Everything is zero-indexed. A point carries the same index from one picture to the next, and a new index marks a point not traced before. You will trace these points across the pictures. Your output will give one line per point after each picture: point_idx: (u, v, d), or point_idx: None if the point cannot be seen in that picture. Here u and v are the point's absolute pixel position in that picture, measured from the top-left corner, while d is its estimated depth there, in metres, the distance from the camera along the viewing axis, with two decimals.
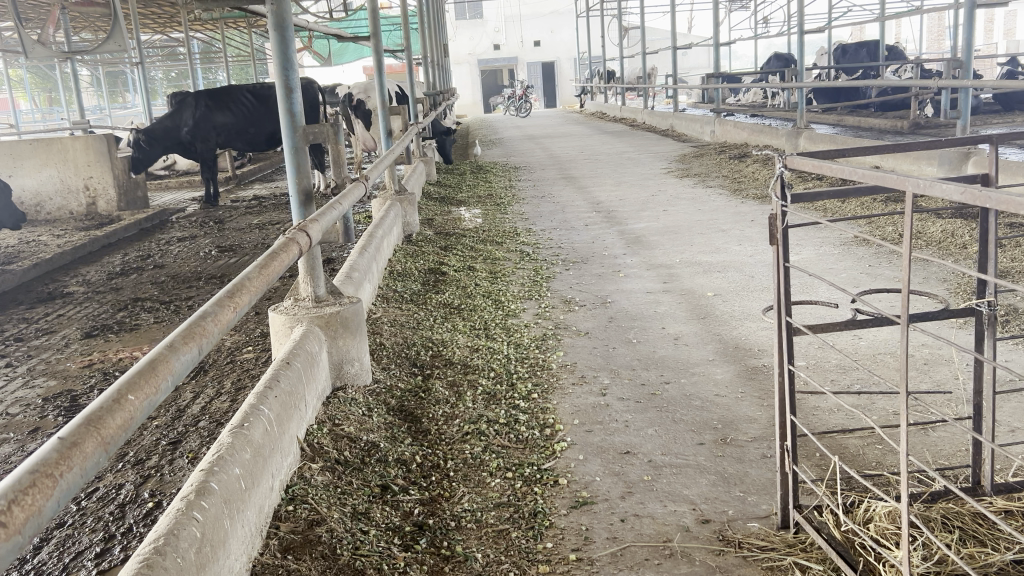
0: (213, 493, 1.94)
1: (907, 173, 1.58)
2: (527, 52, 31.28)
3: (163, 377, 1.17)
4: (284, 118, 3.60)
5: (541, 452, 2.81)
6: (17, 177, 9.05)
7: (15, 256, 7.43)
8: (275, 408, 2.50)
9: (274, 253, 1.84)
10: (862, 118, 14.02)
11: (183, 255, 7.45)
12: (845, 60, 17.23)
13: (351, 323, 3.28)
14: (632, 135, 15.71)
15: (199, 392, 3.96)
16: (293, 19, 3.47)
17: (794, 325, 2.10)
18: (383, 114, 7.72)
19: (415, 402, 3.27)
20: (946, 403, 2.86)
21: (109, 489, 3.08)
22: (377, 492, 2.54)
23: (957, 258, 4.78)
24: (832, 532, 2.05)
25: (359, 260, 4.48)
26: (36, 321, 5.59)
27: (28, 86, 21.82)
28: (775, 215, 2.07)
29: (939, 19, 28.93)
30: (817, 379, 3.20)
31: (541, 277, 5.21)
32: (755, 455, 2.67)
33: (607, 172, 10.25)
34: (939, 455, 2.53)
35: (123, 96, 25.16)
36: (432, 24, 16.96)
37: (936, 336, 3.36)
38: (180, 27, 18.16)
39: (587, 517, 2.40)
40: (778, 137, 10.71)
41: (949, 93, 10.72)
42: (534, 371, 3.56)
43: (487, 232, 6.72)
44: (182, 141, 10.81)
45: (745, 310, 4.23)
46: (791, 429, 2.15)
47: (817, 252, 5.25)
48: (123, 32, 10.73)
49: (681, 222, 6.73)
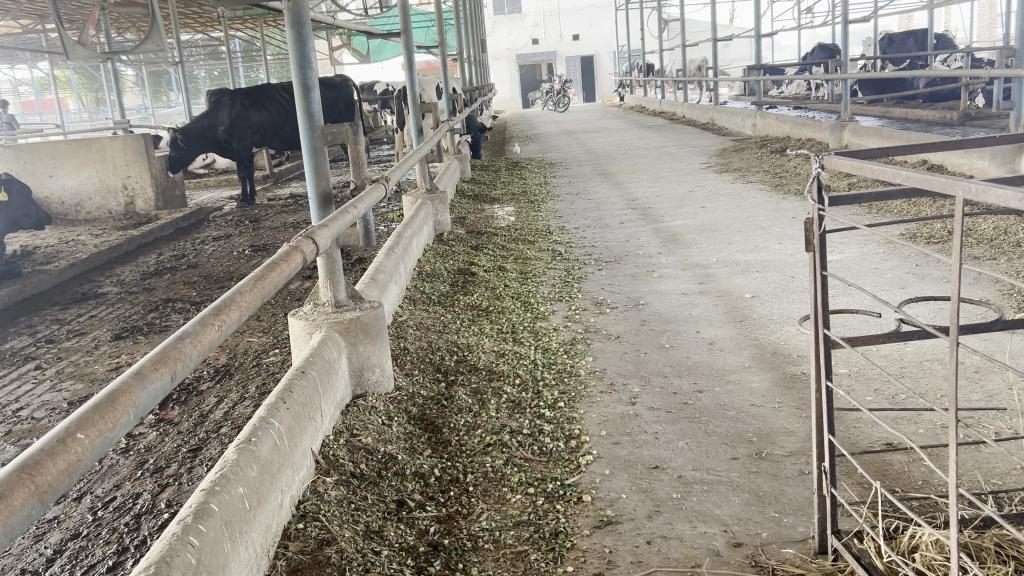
0: (213, 515, 1.85)
1: (957, 176, 1.43)
2: (566, 46, 31.02)
3: (124, 411, 1.07)
4: (302, 118, 3.51)
5: (565, 466, 2.69)
6: (58, 177, 9.15)
7: (54, 256, 7.47)
8: (287, 421, 2.40)
9: (273, 264, 1.76)
10: (909, 110, 13.62)
11: (216, 254, 7.43)
12: (892, 50, 16.82)
13: (373, 328, 3.18)
14: (672, 129, 15.46)
15: (222, 397, 3.90)
16: (311, 15, 3.40)
17: (832, 337, 1.94)
18: (414, 112, 7.58)
19: (436, 411, 3.17)
20: (1000, 416, 2.67)
21: (127, 498, 3.02)
22: (393, 508, 2.44)
23: (1011, 257, 4.56)
24: (873, 562, 1.89)
25: (385, 262, 4.38)
26: (69, 323, 5.59)
27: (74, 86, 22.22)
28: (811, 219, 1.92)
29: (990, 7, 28.16)
30: (860, 390, 3.03)
31: (573, 277, 5.07)
32: (792, 472, 2.52)
33: (644, 167, 10.08)
34: (992, 475, 2.36)
35: (167, 95, 25.49)
36: (470, 19, 16.84)
37: (987, 342, 3.17)
38: (220, 26, 18.26)
39: (611, 539, 2.26)
40: (821, 130, 10.43)
41: (1001, 85, 10.35)
42: (561, 379, 3.43)
43: (519, 231, 6.59)
44: (219, 140, 10.84)
45: (784, 313, 4.05)
46: (829, 449, 1.98)
47: (861, 250, 5.04)
48: (160, 31, 10.66)
49: (720, 219, 6.54)
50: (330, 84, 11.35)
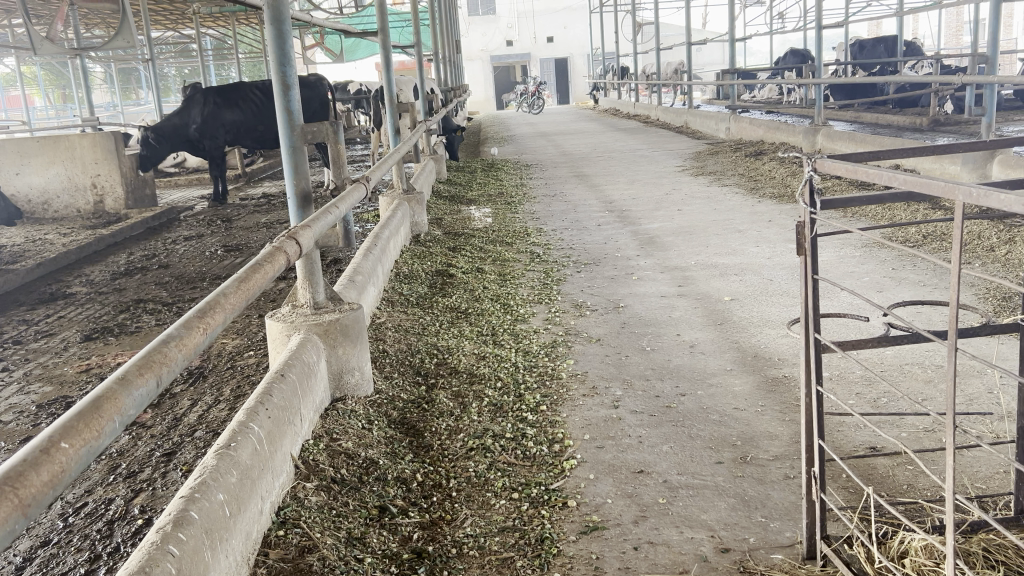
0: (193, 523, 1.80)
1: (956, 180, 1.41)
2: (540, 49, 31.08)
3: (109, 417, 1.02)
4: (282, 116, 3.44)
5: (549, 471, 2.66)
6: (24, 175, 8.99)
7: (20, 255, 7.31)
8: (267, 425, 2.35)
9: (257, 265, 1.71)
10: (880, 115, 13.79)
11: (188, 255, 7.33)
12: (863, 54, 16.99)
13: (352, 331, 3.14)
14: (646, 132, 15.50)
15: (197, 400, 3.83)
16: (291, 13, 3.29)
17: (823, 341, 1.93)
18: (391, 111, 7.50)
19: (417, 414, 3.12)
20: (981, 422, 2.67)
21: (99, 504, 2.95)
22: (374, 514, 2.39)
23: (985, 261, 4.61)
24: (862, 567, 1.88)
25: (363, 262, 4.33)
26: (37, 323, 5.47)
27: (41, 83, 21.83)
28: (803, 222, 1.91)
29: (958, 15, 28.58)
30: (842, 394, 3.04)
31: (552, 279, 5.06)
32: (777, 476, 2.51)
33: (620, 170, 10.10)
34: (976, 478, 2.37)
35: (137, 93, 25.14)
36: (444, 19, 16.78)
37: (969, 349, 3.18)
38: (191, 23, 18.04)
39: (598, 545, 2.24)
40: (795, 135, 10.51)
41: (972, 91, 10.49)
42: (543, 382, 3.40)
43: (497, 232, 6.56)
44: (190, 139, 10.68)
45: (763, 316, 4.06)
46: (819, 453, 1.96)
47: (838, 254, 5.08)
48: (131, 28, 10.44)
49: (697, 222, 6.55)
50: (305, 83, 11.24)
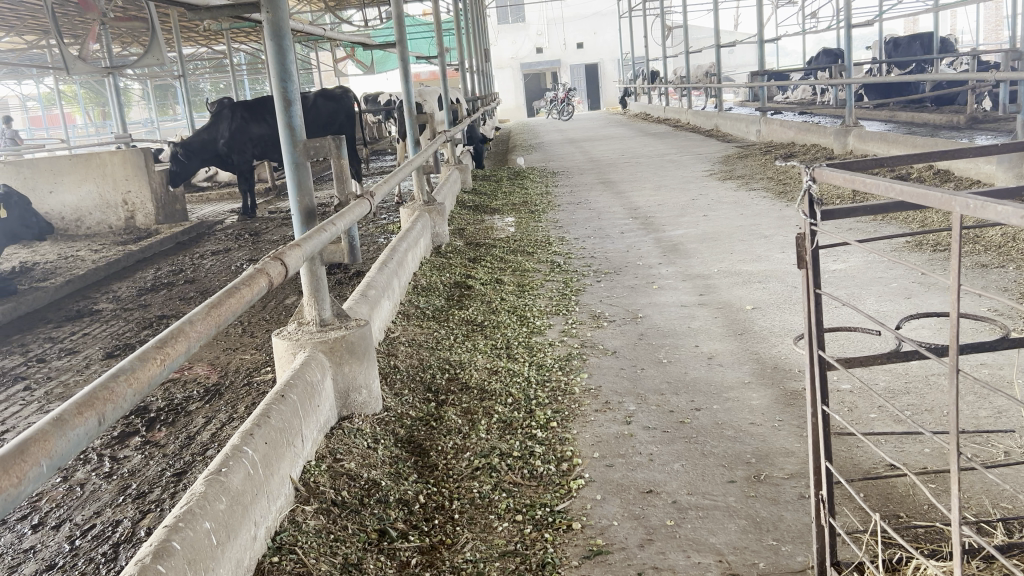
0: (175, 554, 1.75)
1: (952, 191, 1.33)
2: (570, 54, 30.93)
3: (34, 462, 0.99)
4: (284, 132, 3.43)
5: (555, 491, 2.58)
6: (58, 193, 9.11)
7: (51, 272, 7.40)
8: (261, 449, 2.30)
9: (232, 290, 1.69)
10: (915, 114, 13.49)
11: (215, 269, 7.36)
12: (898, 53, 16.67)
13: (360, 348, 3.08)
14: (677, 136, 15.34)
15: (210, 417, 3.81)
16: (291, 27, 3.34)
17: (828, 359, 1.84)
18: (410, 122, 7.46)
19: (425, 432, 3.07)
20: (1008, 436, 2.54)
21: (106, 527, 2.93)
22: (373, 538, 2.34)
23: (1019, 264, 4.45)
24: None
25: (377, 277, 4.28)
26: (61, 341, 5.51)
27: (80, 101, 22.09)
28: (803, 234, 1.82)
29: (996, 10, 27.99)
30: (865, 406, 2.92)
31: (571, 289, 4.98)
32: (792, 495, 2.41)
33: (647, 176, 9.99)
34: (1000, 500, 2.25)
35: (173, 108, 25.37)
36: (472, 30, 16.74)
37: (998, 363, 3.04)
38: (223, 40, 18.21)
39: (601, 570, 2.16)
40: (826, 136, 10.31)
41: (1008, 87, 10.24)
42: (555, 397, 3.32)
43: (518, 242, 6.48)
44: (220, 154, 10.77)
45: (785, 326, 3.94)
46: (827, 477, 1.87)
47: (865, 259, 4.94)
48: (162, 45, 10.44)
49: (722, 228, 6.43)
50: (330, 96, 11.28)
